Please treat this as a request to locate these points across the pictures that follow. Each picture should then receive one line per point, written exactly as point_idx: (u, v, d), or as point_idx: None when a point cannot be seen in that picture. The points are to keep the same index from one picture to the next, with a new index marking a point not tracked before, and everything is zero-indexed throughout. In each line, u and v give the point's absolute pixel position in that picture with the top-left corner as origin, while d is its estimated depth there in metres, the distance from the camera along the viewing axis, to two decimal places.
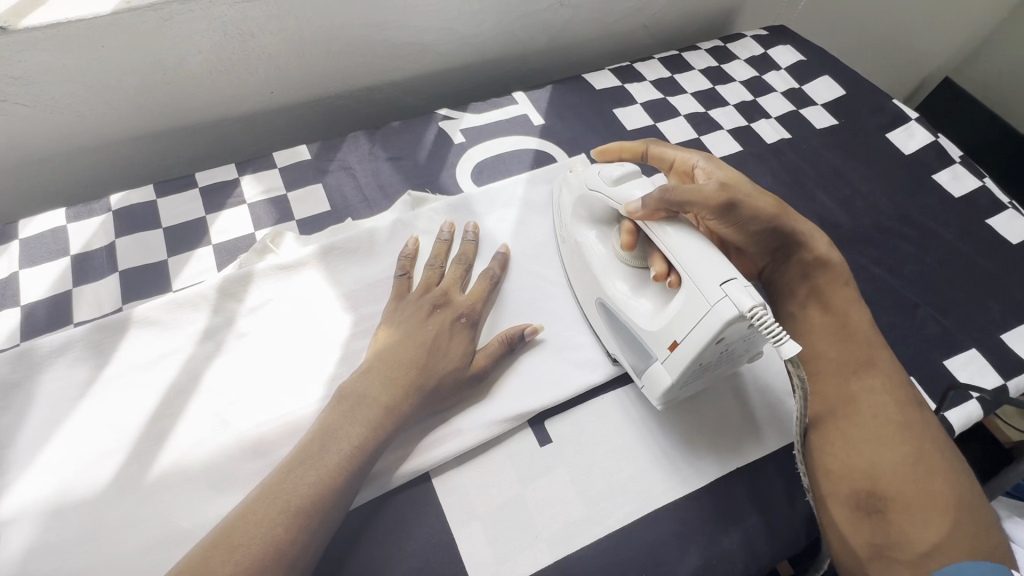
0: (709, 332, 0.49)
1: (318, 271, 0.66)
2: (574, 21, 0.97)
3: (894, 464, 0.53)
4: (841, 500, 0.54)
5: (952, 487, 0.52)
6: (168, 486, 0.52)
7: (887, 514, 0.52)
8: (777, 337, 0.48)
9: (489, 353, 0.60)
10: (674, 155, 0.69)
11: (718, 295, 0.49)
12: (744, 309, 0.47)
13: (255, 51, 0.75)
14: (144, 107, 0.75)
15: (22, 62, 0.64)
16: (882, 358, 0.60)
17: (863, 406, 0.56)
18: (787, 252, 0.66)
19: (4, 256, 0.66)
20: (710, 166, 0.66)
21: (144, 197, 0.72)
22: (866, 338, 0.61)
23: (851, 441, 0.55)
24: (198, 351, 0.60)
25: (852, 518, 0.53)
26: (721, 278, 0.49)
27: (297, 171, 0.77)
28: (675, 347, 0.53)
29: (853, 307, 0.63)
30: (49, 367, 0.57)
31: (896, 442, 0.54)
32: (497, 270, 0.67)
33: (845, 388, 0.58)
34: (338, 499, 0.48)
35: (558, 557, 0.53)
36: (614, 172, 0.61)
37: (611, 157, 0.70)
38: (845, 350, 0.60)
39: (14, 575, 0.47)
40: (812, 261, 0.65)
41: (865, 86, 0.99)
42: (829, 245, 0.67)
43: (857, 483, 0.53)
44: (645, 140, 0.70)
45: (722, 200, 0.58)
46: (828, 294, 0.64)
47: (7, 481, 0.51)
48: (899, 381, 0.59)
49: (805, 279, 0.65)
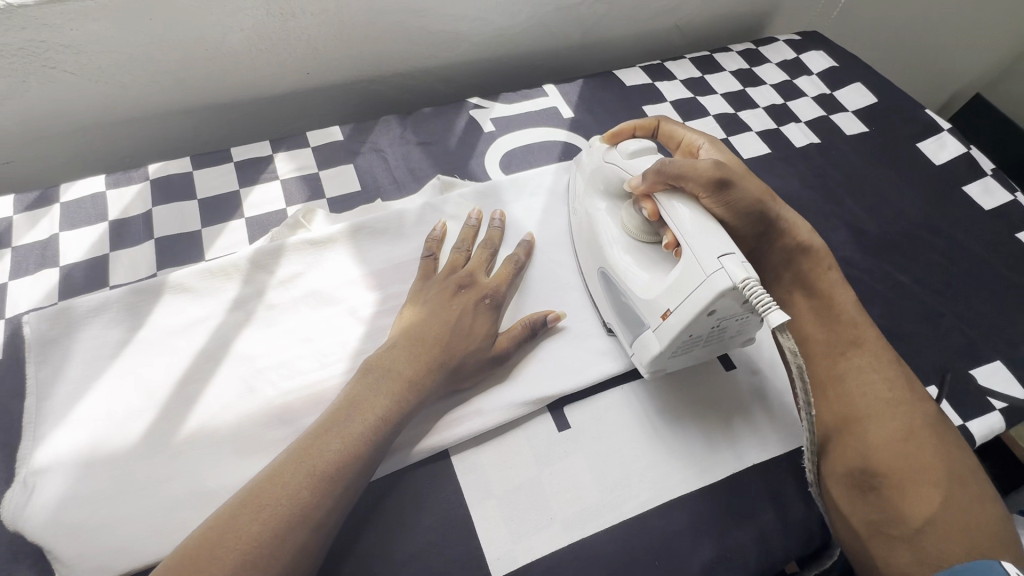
0: (701, 302, 0.50)
1: (347, 248, 0.67)
2: (608, 17, 0.97)
3: (886, 440, 0.53)
4: (839, 478, 0.54)
5: (945, 459, 0.52)
6: (196, 446, 0.53)
7: (883, 490, 0.52)
8: (765, 306, 0.46)
9: (512, 337, 0.61)
10: (683, 134, 0.70)
11: (715, 266, 0.50)
12: (737, 281, 0.48)
13: (295, 31, 0.76)
14: (184, 81, 0.77)
15: (73, 30, 0.65)
16: (869, 336, 0.60)
17: (852, 386, 0.57)
18: (773, 238, 0.63)
19: (45, 218, 0.68)
20: (711, 149, 0.67)
21: (181, 168, 0.74)
22: (853, 319, 0.61)
23: (844, 420, 0.56)
24: (228, 319, 0.61)
25: (849, 495, 0.53)
26: (719, 251, 0.51)
27: (329, 151, 0.78)
28: (666, 316, 0.54)
29: (837, 290, 0.63)
30: (86, 325, 0.58)
31: (886, 419, 0.54)
32: (522, 256, 0.68)
33: (834, 368, 0.58)
34: (363, 465, 0.49)
35: (572, 540, 0.54)
36: (631, 146, 0.63)
37: (625, 135, 0.69)
38: (833, 333, 0.60)
39: (47, 521, 0.49)
40: (795, 248, 0.64)
41: (897, 95, 0.98)
42: (811, 232, 0.65)
43: (852, 461, 0.54)
44: (658, 116, 0.70)
45: (711, 179, 0.56)
46: (815, 279, 0.63)
47: (43, 432, 0.53)
48: (888, 358, 0.59)
49: (787, 265, 0.64)
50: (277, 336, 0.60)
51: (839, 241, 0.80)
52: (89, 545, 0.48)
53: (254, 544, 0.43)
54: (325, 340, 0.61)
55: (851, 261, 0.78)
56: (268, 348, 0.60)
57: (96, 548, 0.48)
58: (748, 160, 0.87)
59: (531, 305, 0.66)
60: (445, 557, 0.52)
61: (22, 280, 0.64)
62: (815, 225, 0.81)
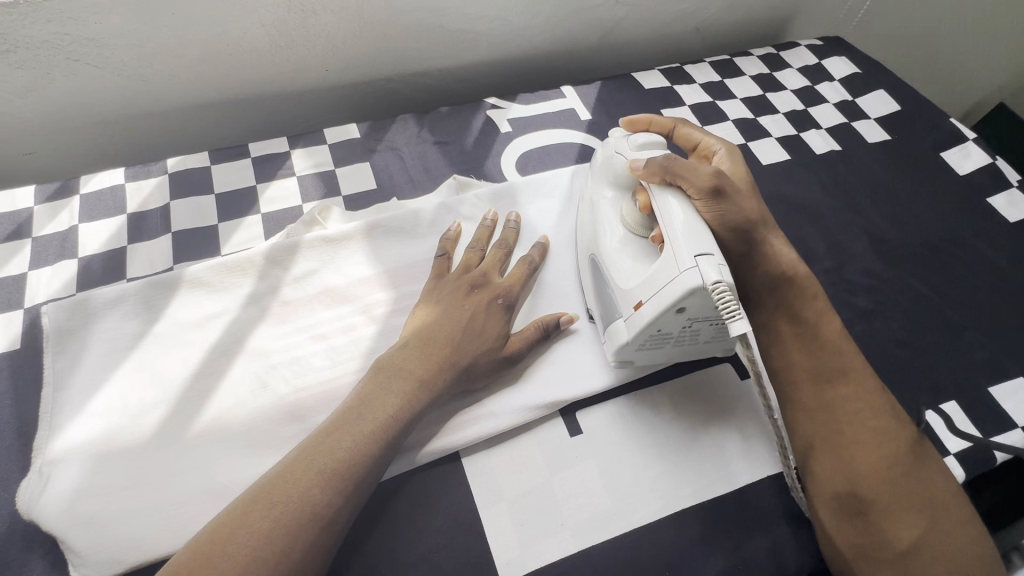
0: (671, 298, 0.51)
1: (362, 246, 0.67)
2: (628, 19, 0.97)
3: (872, 467, 0.52)
4: (826, 502, 0.53)
5: (926, 485, 0.52)
6: (209, 441, 0.54)
7: (870, 515, 0.51)
8: (729, 313, 0.48)
9: (524, 338, 0.61)
10: (700, 137, 0.69)
11: (690, 264, 0.50)
12: (707, 282, 0.48)
13: (315, 28, 0.77)
14: (204, 76, 0.77)
15: (97, 24, 0.66)
16: (855, 364, 0.58)
17: (840, 412, 0.55)
18: (756, 260, 0.59)
19: (66, 210, 0.69)
20: (726, 156, 0.66)
21: (200, 163, 0.74)
22: (839, 346, 0.59)
23: (831, 446, 0.54)
24: (243, 314, 0.61)
25: (836, 520, 0.52)
26: (697, 250, 0.50)
27: (346, 148, 0.78)
28: (639, 306, 0.54)
29: (823, 320, 0.60)
30: (103, 317, 0.59)
31: (872, 445, 0.53)
32: (537, 257, 0.67)
33: (819, 396, 0.56)
34: (373, 464, 0.49)
35: (582, 547, 0.53)
36: (640, 139, 0.62)
37: (639, 127, 0.69)
38: (818, 360, 0.58)
39: (61, 511, 0.49)
40: (779, 275, 0.60)
41: (921, 103, 0.97)
42: (798, 260, 0.61)
43: (840, 486, 0.53)
44: (676, 118, 0.69)
45: (709, 185, 0.55)
46: (799, 306, 0.60)
47: (59, 422, 0.53)
48: (871, 385, 0.57)
49: (771, 290, 0.60)
50: (291, 333, 0.61)
51: (859, 251, 0.78)
52: (102, 536, 0.48)
53: (264, 540, 0.43)
54: (338, 337, 0.61)
55: (870, 271, 0.76)
56: (282, 344, 0.60)
57: (110, 539, 0.48)
58: (766, 167, 0.86)
59: (544, 307, 0.66)
60: (454, 560, 0.52)
61: (41, 270, 0.64)
62: (835, 234, 0.80)
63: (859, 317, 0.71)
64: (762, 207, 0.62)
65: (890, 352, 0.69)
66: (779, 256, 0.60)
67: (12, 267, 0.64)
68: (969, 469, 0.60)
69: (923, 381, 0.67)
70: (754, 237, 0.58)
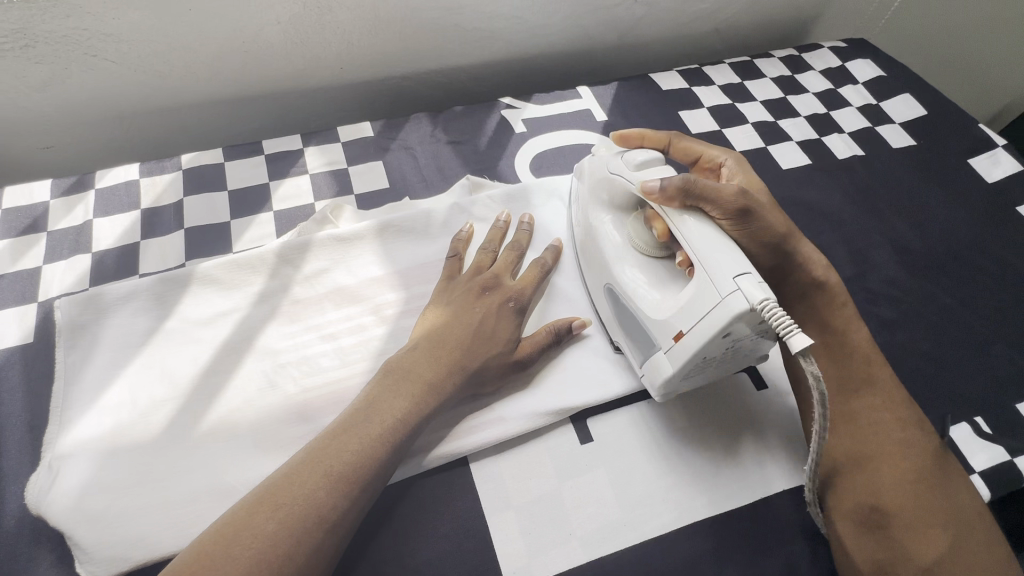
0: (718, 322, 0.48)
1: (373, 246, 0.66)
2: (647, 19, 0.95)
3: (896, 480, 0.51)
4: (846, 515, 0.52)
5: (954, 504, 0.50)
6: (217, 440, 0.53)
7: (891, 530, 0.50)
8: (786, 329, 0.45)
9: (535, 342, 0.60)
10: (700, 149, 0.66)
11: (731, 286, 0.47)
12: (754, 302, 0.46)
13: (331, 25, 0.76)
14: (220, 73, 0.77)
15: (115, 20, 0.67)
16: (881, 376, 0.56)
17: (865, 424, 0.54)
18: (788, 272, 0.59)
19: (80, 204, 0.69)
20: (737, 169, 0.64)
21: (214, 159, 0.74)
22: (865, 356, 0.57)
23: (856, 460, 0.53)
24: (253, 312, 0.61)
25: (856, 533, 0.51)
26: (734, 271, 0.48)
27: (359, 147, 0.78)
28: (680, 337, 0.51)
29: (853, 328, 0.59)
30: (115, 312, 0.59)
31: (896, 459, 0.52)
32: (549, 260, 0.66)
33: (846, 407, 0.55)
34: (381, 467, 0.49)
35: (590, 557, 0.52)
36: (638, 157, 0.59)
37: (632, 143, 0.67)
38: (844, 369, 0.57)
39: (68, 507, 0.49)
40: (810, 283, 0.59)
41: (949, 107, 0.94)
42: (828, 267, 0.61)
43: (860, 498, 0.51)
44: (670, 132, 0.67)
45: (734, 206, 0.54)
46: (829, 314, 0.59)
47: (70, 417, 0.53)
48: (900, 399, 0.55)
49: (802, 298, 0.60)
50: (301, 332, 0.60)
51: (881, 259, 0.76)
52: (108, 534, 0.48)
53: (270, 543, 0.42)
54: (348, 338, 0.60)
55: (893, 280, 0.74)
56: (291, 343, 0.59)
57: (115, 537, 0.48)
58: (786, 171, 0.84)
59: (557, 310, 0.65)
60: (461, 567, 0.51)
61: (56, 264, 0.65)
62: (857, 241, 0.78)
63: (882, 327, 0.69)
64: (789, 215, 0.61)
65: (913, 364, 0.67)
66: (813, 262, 0.60)
67: (27, 260, 0.65)
68: (995, 490, 0.58)
69: (947, 395, 0.65)
70: (788, 249, 0.58)
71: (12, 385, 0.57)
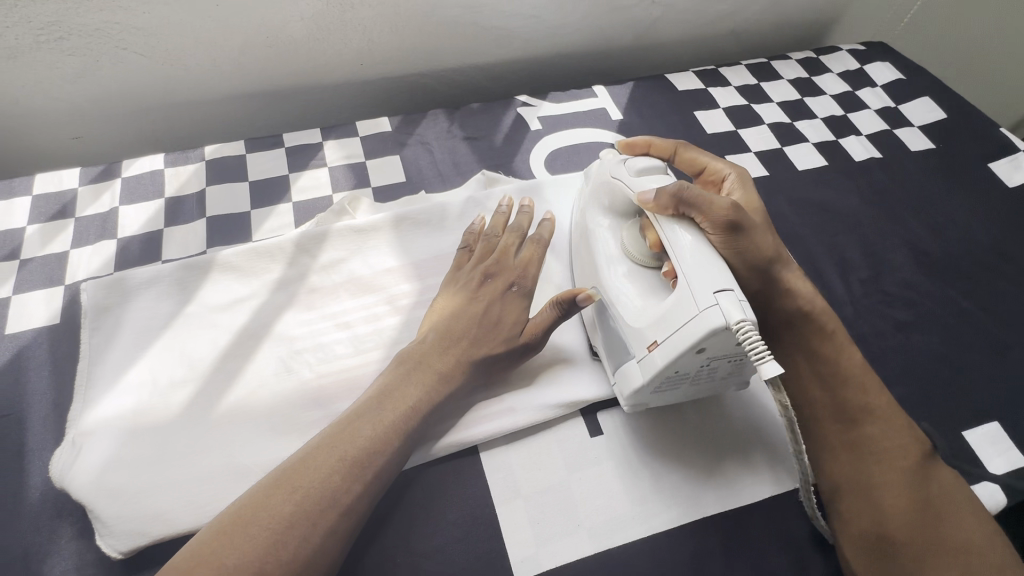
0: (692, 339, 0.47)
1: (389, 238, 0.67)
2: (664, 19, 0.95)
3: (899, 507, 0.50)
4: (855, 542, 0.51)
5: (963, 531, 0.49)
6: (234, 421, 0.54)
7: (901, 560, 0.49)
8: (757, 354, 0.44)
9: (541, 325, 0.58)
10: (706, 162, 0.65)
11: (709, 302, 0.46)
12: (731, 321, 0.45)
13: (352, 21, 0.78)
14: (245, 67, 0.79)
15: (146, 14, 0.69)
16: (880, 403, 0.55)
17: (867, 451, 0.53)
18: (774, 297, 0.57)
19: (107, 192, 0.71)
20: (737, 184, 0.63)
21: (236, 151, 0.76)
22: (863, 382, 0.56)
23: (858, 486, 0.52)
24: (271, 300, 0.62)
25: (865, 560, 0.50)
26: (716, 286, 0.47)
27: (377, 141, 0.79)
28: (653, 347, 0.51)
29: (846, 355, 0.57)
30: (139, 296, 0.61)
31: (902, 488, 0.51)
32: (545, 234, 0.64)
33: (846, 437, 0.54)
34: (393, 455, 0.49)
35: (598, 550, 0.52)
36: (639, 164, 0.60)
37: (636, 150, 0.67)
38: (840, 398, 0.55)
39: (92, 483, 0.50)
40: (798, 311, 0.57)
41: (970, 110, 0.93)
42: (816, 293, 0.59)
43: (867, 527, 0.51)
44: (679, 141, 0.66)
45: (726, 221, 0.52)
46: (818, 341, 0.57)
47: (93, 395, 0.55)
48: (901, 425, 0.55)
49: (788, 325, 0.58)
50: (316, 320, 0.61)
51: (897, 262, 0.76)
52: (127, 509, 0.49)
53: (286, 524, 0.43)
54: (363, 326, 0.61)
55: (909, 282, 0.74)
56: (307, 330, 0.60)
57: (133, 513, 0.49)
58: (801, 173, 0.83)
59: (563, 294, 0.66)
60: (469, 555, 0.51)
61: (82, 249, 0.67)
62: (872, 244, 0.77)
63: (897, 330, 0.69)
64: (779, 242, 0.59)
65: (928, 368, 0.66)
66: (801, 292, 0.58)
67: (56, 244, 0.67)
68: (1013, 496, 0.57)
69: (964, 401, 0.64)
70: (773, 275, 0.56)
71: (40, 364, 0.58)
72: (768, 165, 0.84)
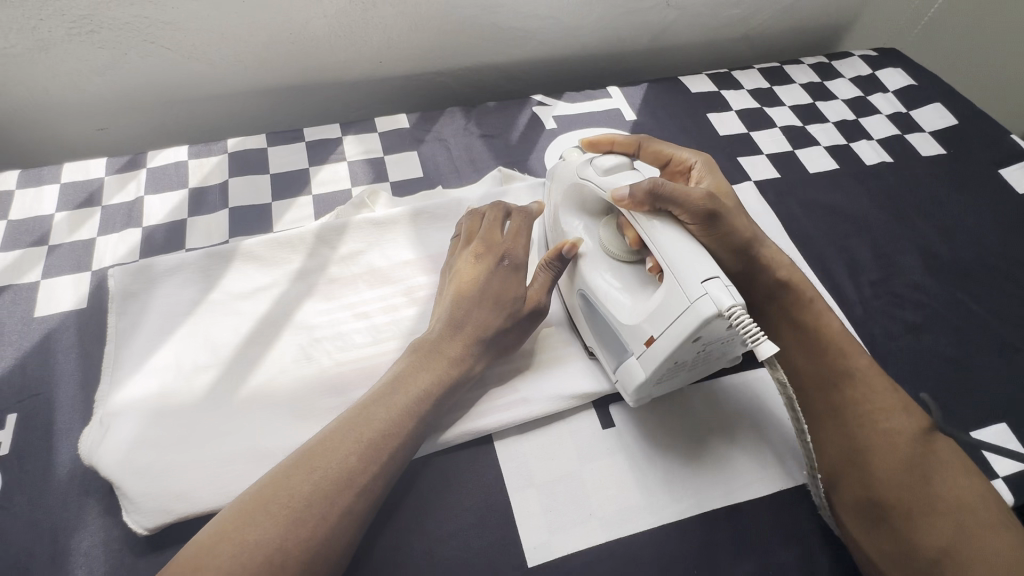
0: (686, 329, 0.47)
1: (407, 231, 0.69)
2: (679, 22, 0.97)
3: (889, 468, 0.51)
4: (850, 509, 0.52)
5: (952, 487, 0.50)
6: (256, 405, 0.56)
7: (896, 523, 0.50)
8: (753, 338, 0.46)
9: (541, 287, 0.61)
10: (671, 152, 0.66)
11: (699, 292, 0.47)
12: (722, 308, 0.46)
13: (374, 19, 0.79)
14: (268, 63, 0.81)
15: (174, 9, 0.71)
16: (862, 366, 0.56)
17: (852, 416, 0.54)
18: (753, 275, 0.59)
19: (133, 181, 0.73)
20: (705, 171, 0.64)
21: (258, 144, 0.77)
22: (845, 349, 0.57)
23: (850, 452, 0.53)
24: (292, 288, 0.63)
25: (861, 525, 0.51)
26: (704, 275, 0.47)
27: (395, 137, 0.81)
28: (651, 342, 0.51)
29: (823, 322, 0.58)
30: (164, 282, 0.62)
31: (891, 449, 0.52)
32: (532, 207, 0.65)
33: (831, 402, 0.55)
34: (407, 436, 0.51)
35: (610, 538, 0.53)
36: (606, 163, 0.59)
37: (601, 148, 0.65)
38: (823, 364, 0.57)
39: (120, 460, 0.51)
40: (775, 283, 0.59)
41: (981, 116, 0.93)
42: (792, 264, 0.61)
43: (860, 492, 0.52)
44: (639, 135, 0.66)
45: (703, 209, 0.53)
46: (797, 313, 0.59)
47: (119, 377, 0.56)
48: (883, 386, 0.55)
49: (770, 299, 0.60)
50: (336, 309, 0.63)
51: (906, 264, 0.76)
52: (153, 487, 0.50)
53: (305, 502, 0.44)
54: (381, 316, 0.63)
55: (918, 285, 0.74)
56: (326, 319, 0.62)
57: (158, 491, 0.50)
58: (812, 175, 0.84)
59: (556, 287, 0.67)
60: (483, 540, 0.52)
61: (109, 237, 0.68)
62: (883, 247, 0.78)
63: (905, 331, 0.70)
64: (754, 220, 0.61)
65: (936, 368, 0.67)
66: (778, 264, 0.60)
67: (83, 231, 0.68)
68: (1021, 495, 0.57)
69: (972, 402, 0.65)
70: (755, 254, 0.58)
71: (67, 346, 0.60)
72: (779, 168, 0.85)
